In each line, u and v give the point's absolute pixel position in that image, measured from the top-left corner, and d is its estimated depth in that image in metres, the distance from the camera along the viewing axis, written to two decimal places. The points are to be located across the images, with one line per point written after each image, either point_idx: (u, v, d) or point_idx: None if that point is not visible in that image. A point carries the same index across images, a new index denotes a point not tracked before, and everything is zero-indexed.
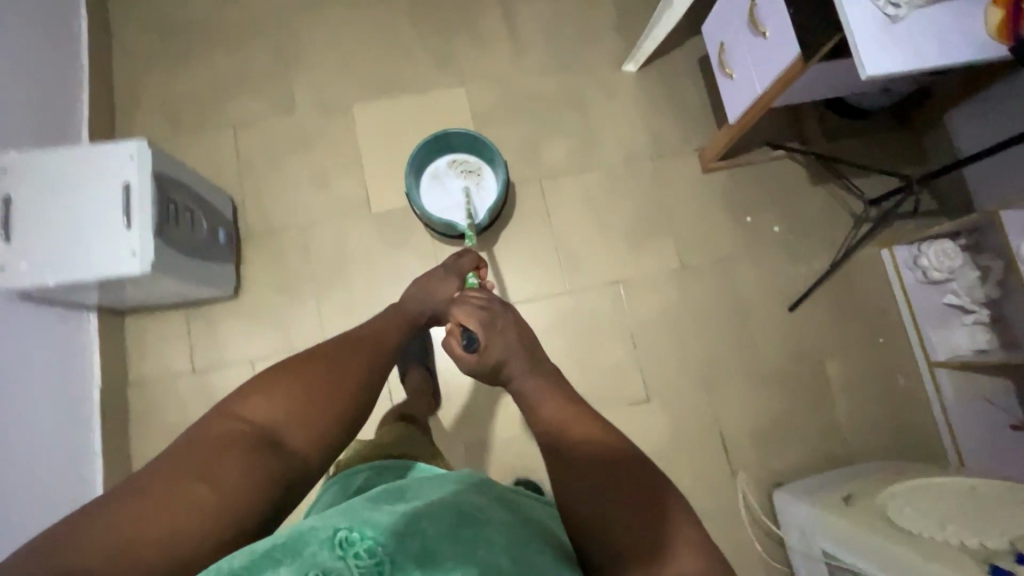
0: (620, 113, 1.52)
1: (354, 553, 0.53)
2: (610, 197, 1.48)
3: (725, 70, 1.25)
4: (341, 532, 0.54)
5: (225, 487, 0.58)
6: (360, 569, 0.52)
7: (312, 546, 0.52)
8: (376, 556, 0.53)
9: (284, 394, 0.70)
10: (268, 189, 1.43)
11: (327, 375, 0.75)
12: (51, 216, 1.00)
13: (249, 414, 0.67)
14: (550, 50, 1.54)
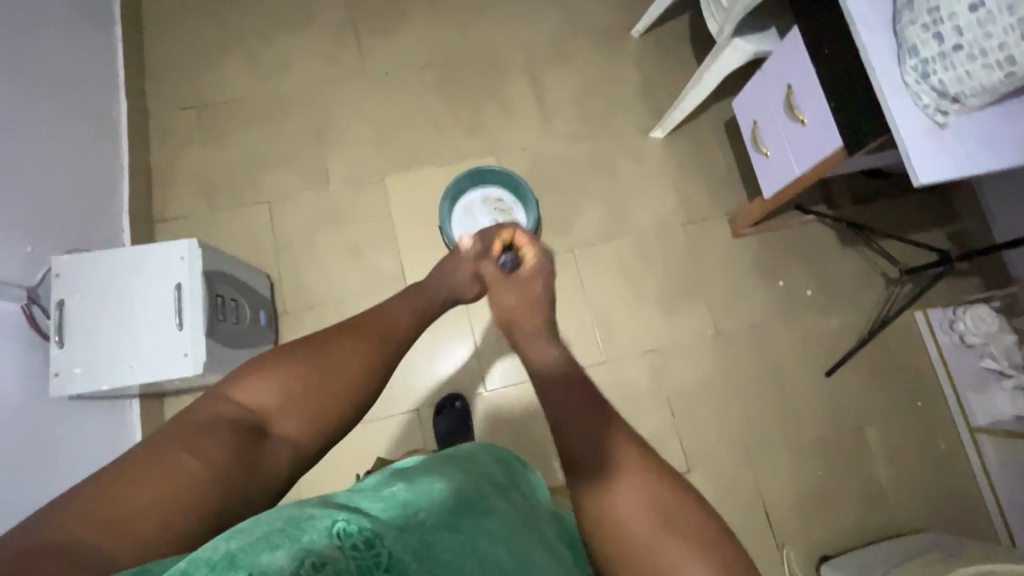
0: (649, 179, 1.54)
1: (352, 543, 0.44)
2: (642, 264, 1.49)
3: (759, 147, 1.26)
4: (340, 522, 0.45)
5: (204, 468, 0.58)
6: (359, 563, 0.43)
7: (310, 533, 0.43)
8: (377, 549, 0.45)
9: (282, 382, 0.68)
10: (304, 264, 1.44)
11: (332, 361, 0.71)
12: (103, 318, 1.01)
13: (245, 397, 0.66)
14: (578, 117, 1.57)
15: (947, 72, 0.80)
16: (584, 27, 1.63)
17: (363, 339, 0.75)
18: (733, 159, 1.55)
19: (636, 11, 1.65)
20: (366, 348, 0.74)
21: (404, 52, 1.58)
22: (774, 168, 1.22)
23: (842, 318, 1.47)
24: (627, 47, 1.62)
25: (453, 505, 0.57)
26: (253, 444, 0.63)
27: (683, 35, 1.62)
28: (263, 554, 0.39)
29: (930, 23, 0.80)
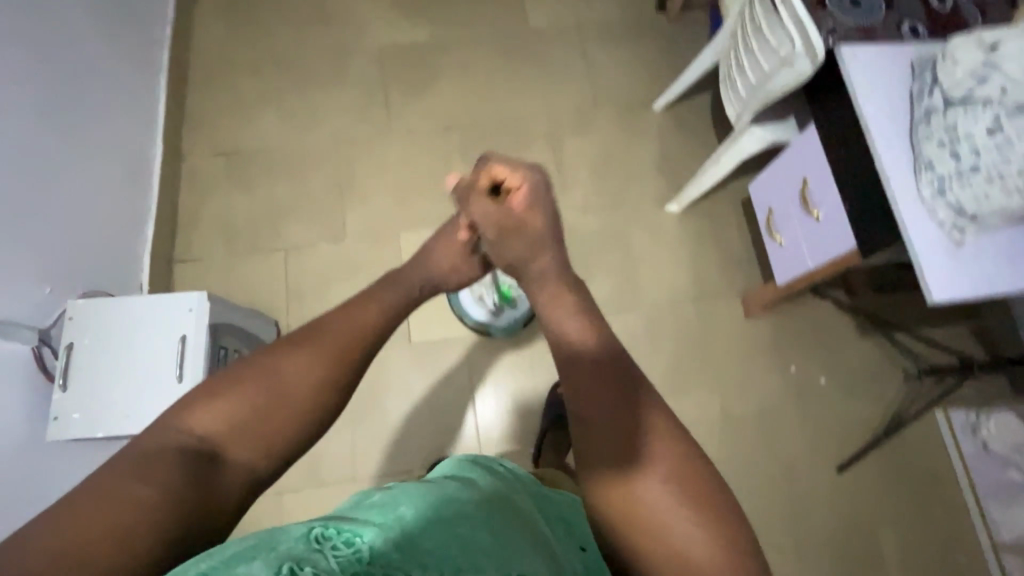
0: (664, 251, 1.54)
1: (331, 545, 0.50)
2: (650, 337, 1.47)
3: (773, 235, 1.25)
4: (317, 529, 0.52)
5: (158, 498, 0.55)
6: (339, 559, 0.49)
7: (287, 542, 0.49)
8: (356, 545, 0.51)
9: (235, 400, 0.65)
10: (312, 313, 1.46)
11: (286, 371, 0.67)
12: (108, 364, 1.03)
13: (195, 425, 0.62)
14: (596, 186, 1.59)
15: (965, 191, 0.79)
16: (607, 98, 1.66)
17: (319, 343, 0.71)
18: (750, 238, 1.54)
19: (659, 85, 1.68)
20: (322, 358, 0.70)
21: (430, 112, 1.64)
22: (787, 256, 1.20)
23: (859, 411, 1.41)
24: (649, 120, 1.65)
25: (433, 499, 0.62)
26: (211, 464, 0.60)
27: (705, 111, 1.65)
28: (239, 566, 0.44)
29: (947, 141, 0.80)
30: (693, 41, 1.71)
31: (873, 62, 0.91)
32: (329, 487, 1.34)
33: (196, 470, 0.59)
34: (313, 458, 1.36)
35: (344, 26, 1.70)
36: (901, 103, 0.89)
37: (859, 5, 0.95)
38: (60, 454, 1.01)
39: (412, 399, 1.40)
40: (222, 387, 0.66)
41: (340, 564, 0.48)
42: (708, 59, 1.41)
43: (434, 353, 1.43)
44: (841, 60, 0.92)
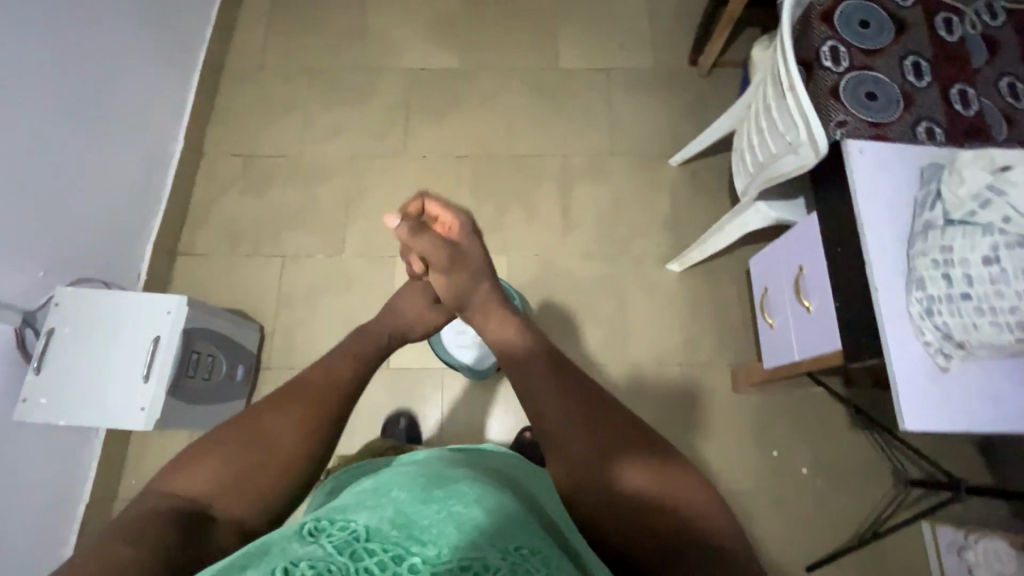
0: (657, 311, 1.50)
1: (326, 534, 0.55)
2: (630, 397, 1.43)
3: (766, 316, 1.20)
4: (308, 524, 0.56)
5: (146, 550, 0.52)
6: (335, 541, 0.54)
7: (281, 543, 0.54)
8: (351, 528, 0.55)
9: (227, 458, 0.62)
10: (298, 324, 1.47)
11: (275, 424, 0.65)
12: (83, 355, 1.05)
13: (179, 486, 0.60)
14: (598, 234, 1.56)
15: (952, 317, 0.74)
16: (624, 147, 1.64)
17: (307, 392, 0.69)
18: (748, 310, 1.48)
19: (679, 141, 1.65)
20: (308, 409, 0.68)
21: (446, 139, 1.65)
22: (776, 341, 1.16)
23: (838, 509, 1.33)
24: (663, 174, 1.62)
25: (427, 482, 0.65)
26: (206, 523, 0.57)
27: (722, 173, 1.61)
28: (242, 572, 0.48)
29: (940, 261, 0.76)
30: (720, 101, 1.68)
31: (878, 161, 0.87)
32: None
33: (192, 531, 0.56)
34: None
35: (377, 44, 1.73)
36: (903, 210, 0.85)
37: (876, 99, 0.91)
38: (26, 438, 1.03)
39: (378, 425, 1.40)
40: (210, 447, 0.63)
41: (336, 547, 0.52)
42: (726, 125, 1.38)
43: (407, 382, 1.43)
44: (847, 153, 0.88)
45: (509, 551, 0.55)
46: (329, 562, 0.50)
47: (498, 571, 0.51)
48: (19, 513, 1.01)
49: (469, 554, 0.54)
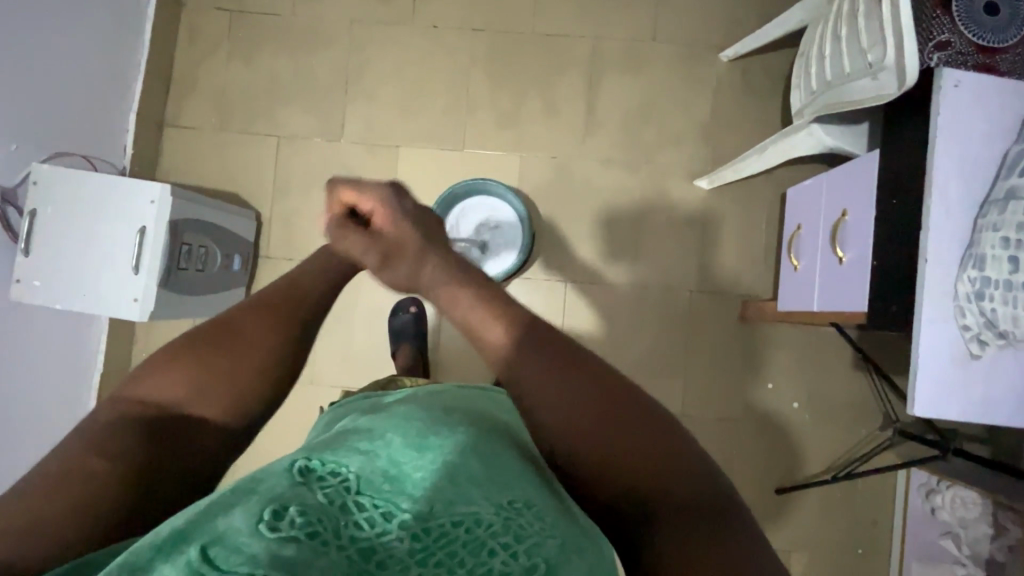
0: (675, 232, 1.40)
1: (317, 477, 0.46)
2: (634, 319, 1.39)
3: (792, 257, 1.10)
4: (300, 461, 0.48)
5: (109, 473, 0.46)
6: (324, 491, 0.45)
7: (268, 482, 0.45)
8: (343, 477, 0.47)
9: (196, 358, 0.55)
10: (295, 212, 1.40)
11: (247, 333, 0.57)
12: (70, 240, 1.02)
13: (141, 397, 0.53)
14: (624, 139, 1.40)
15: (1001, 306, 0.68)
16: (669, 34, 1.40)
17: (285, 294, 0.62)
18: (773, 238, 1.38)
19: (734, 30, 1.39)
20: (282, 317, 0.60)
21: (460, 7, 1.40)
22: (798, 284, 1.07)
23: (820, 442, 1.37)
24: (708, 71, 1.39)
25: (424, 428, 0.56)
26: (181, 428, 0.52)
27: (777, 74, 1.39)
28: (219, 517, 0.40)
29: (1013, 240, 0.67)
30: None
31: (976, 100, 0.71)
32: None
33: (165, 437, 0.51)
34: None
35: None
36: (986, 166, 0.71)
37: (998, 13, 0.72)
38: (33, 323, 1.06)
39: (378, 323, 1.40)
40: (175, 355, 0.55)
41: (327, 498, 0.44)
42: (798, 17, 1.14)
43: None
44: (938, 86, 0.71)
45: (502, 505, 0.47)
46: (321, 519, 0.41)
47: (492, 527, 0.43)
48: (37, 390, 1.08)
49: (461, 510, 0.46)
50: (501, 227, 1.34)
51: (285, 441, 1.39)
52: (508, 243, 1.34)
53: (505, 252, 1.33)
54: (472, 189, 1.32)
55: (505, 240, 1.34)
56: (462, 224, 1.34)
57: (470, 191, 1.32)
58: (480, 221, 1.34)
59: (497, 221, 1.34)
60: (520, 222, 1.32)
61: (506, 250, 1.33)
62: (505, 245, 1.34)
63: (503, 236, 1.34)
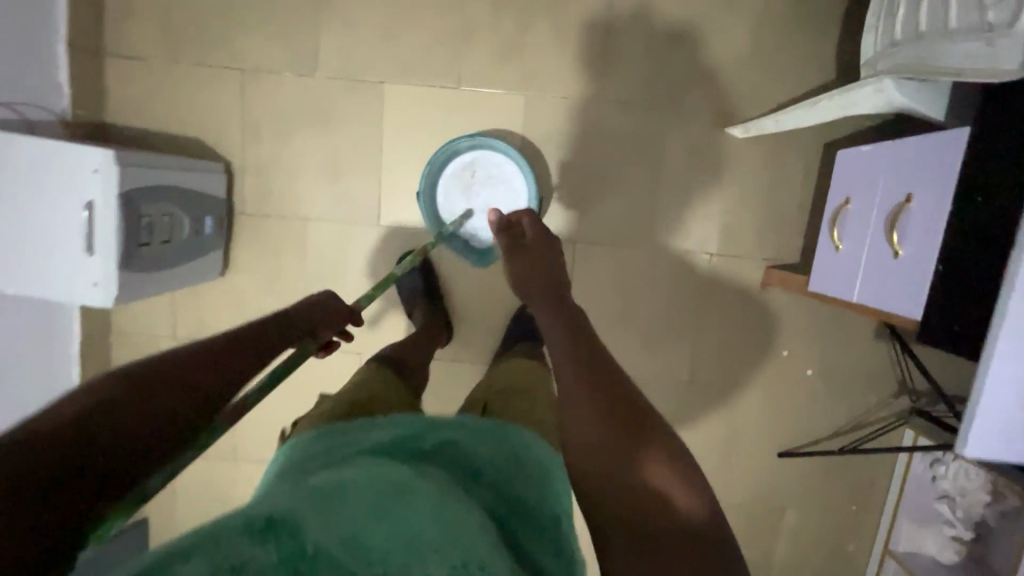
0: (699, 189, 1.25)
1: (277, 535, 0.37)
2: (647, 283, 1.29)
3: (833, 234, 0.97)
4: (263, 514, 0.38)
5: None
6: (277, 556, 0.36)
7: (224, 535, 0.37)
8: (303, 539, 0.37)
9: (141, 387, 0.45)
10: (270, 161, 1.24)
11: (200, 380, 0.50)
12: (10, 218, 0.90)
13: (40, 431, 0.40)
14: (648, 75, 1.19)
15: None
16: None
17: (255, 333, 0.59)
18: (807, 196, 1.24)
19: None
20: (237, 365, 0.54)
21: None
22: (838, 265, 0.95)
23: (830, 408, 1.34)
24: None
25: (411, 481, 0.45)
26: (106, 447, 0.41)
27: None
28: None
29: None
30: None
31: None
32: None
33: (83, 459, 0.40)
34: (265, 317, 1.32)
35: None
36: None
37: None
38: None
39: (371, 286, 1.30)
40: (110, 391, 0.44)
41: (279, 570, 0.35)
42: None
43: (400, 243, 1.28)
44: None
45: None
46: None
47: None
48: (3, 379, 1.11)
49: None
50: (497, 176, 1.18)
51: (282, 403, 1.35)
52: (509, 191, 1.19)
53: (510, 202, 1.19)
54: (449, 151, 1.15)
55: (505, 188, 1.18)
56: (452, 188, 1.19)
57: (448, 154, 1.15)
58: (470, 178, 1.18)
59: (488, 171, 1.18)
60: (524, 176, 1.16)
61: (509, 200, 1.19)
62: (507, 193, 1.19)
63: (503, 185, 1.18)
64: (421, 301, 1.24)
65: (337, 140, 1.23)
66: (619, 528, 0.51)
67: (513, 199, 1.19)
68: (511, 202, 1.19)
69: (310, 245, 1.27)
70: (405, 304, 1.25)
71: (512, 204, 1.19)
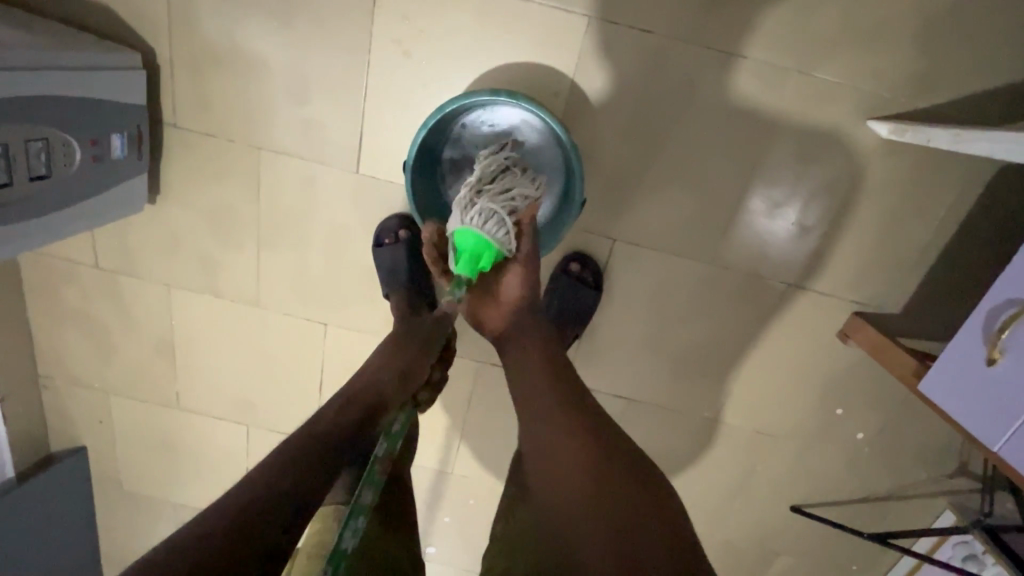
0: (794, 197, 0.91)
1: None
2: (692, 304, 1.01)
3: (993, 350, 0.66)
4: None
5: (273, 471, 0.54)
6: None
7: None
8: None
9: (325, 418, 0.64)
10: (215, 61, 0.88)
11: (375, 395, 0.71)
12: None
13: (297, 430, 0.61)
14: (764, 24, 0.82)
15: None
16: None
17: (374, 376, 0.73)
18: (937, 234, 0.91)
19: None
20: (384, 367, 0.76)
21: None
22: (985, 391, 0.68)
23: (868, 479, 1.13)
24: None
25: None
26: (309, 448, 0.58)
27: None
28: None
29: None
30: None
31: None
32: (223, 305, 1.07)
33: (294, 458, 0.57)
34: (208, 265, 1.04)
35: None
36: None
37: None
38: None
39: (342, 249, 1.01)
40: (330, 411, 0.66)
41: None
42: None
43: (385, 200, 0.97)
44: None
45: None
46: None
47: None
48: None
49: None
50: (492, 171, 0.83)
51: (229, 362, 1.14)
52: (496, 205, 0.78)
53: (498, 230, 0.78)
54: (451, 120, 0.88)
55: (508, 190, 0.81)
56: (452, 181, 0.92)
57: (449, 123, 0.88)
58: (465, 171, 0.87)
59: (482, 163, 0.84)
60: (557, 130, 0.84)
61: (498, 223, 0.78)
62: (489, 214, 0.77)
63: (486, 194, 0.79)
64: (402, 281, 0.98)
65: (310, 44, 0.86)
66: (599, 429, 0.68)
67: (507, 216, 0.78)
68: (515, 212, 0.80)
69: (267, 184, 0.96)
70: (385, 285, 0.98)
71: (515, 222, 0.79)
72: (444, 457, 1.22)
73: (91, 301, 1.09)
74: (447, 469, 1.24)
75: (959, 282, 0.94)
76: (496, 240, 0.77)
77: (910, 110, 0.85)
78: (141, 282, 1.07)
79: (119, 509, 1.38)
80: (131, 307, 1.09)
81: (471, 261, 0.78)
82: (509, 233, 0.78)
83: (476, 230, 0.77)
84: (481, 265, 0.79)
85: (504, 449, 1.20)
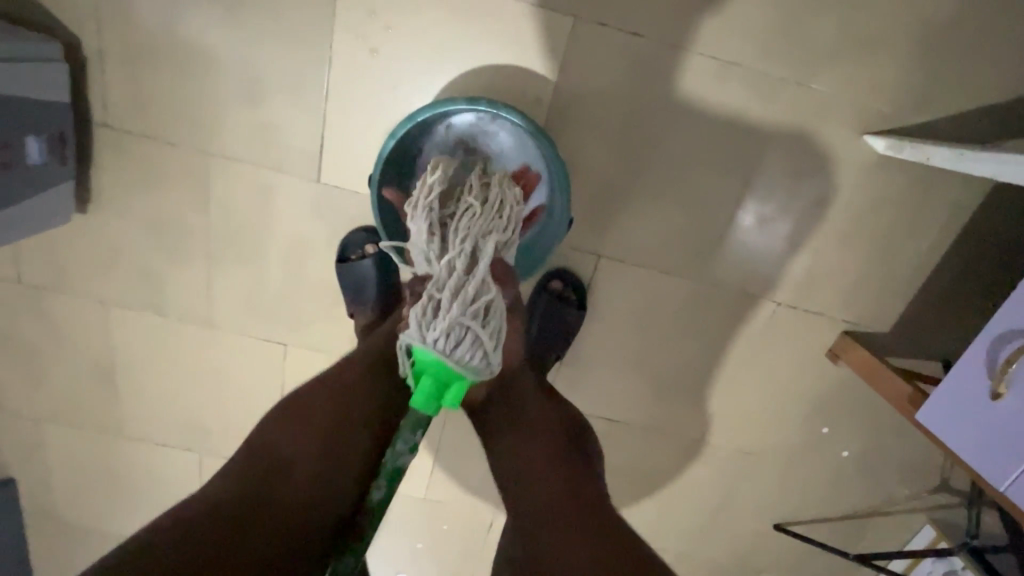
0: (786, 213, 0.87)
1: None
2: (679, 323, 0.96)
3: (998, 384, 0.63)
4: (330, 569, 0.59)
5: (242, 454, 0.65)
6: None
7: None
8: None
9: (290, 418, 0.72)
10: (154, 57, 0.78)
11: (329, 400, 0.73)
12: None
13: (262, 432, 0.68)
14: (760, 31, 0.77)
15: None
16: None
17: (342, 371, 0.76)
18: (928, 252, 0.89)
19: None
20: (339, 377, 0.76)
21: None
22: (986, 424, 0.65)
23: (852, 496, 1.11)
24: None
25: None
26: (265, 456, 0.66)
27: None
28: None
29: None
30: None
31: None
32: (169, 325, 0.97)
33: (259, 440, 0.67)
34: (151, 281, 0.93)
35: None
36: None
37: None
38: None
39: (304, 264, 0.92)
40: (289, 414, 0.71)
41: None
42: None
43: (351, 212, 0.88)
44: None
45: None
46: None
47: None
48: None
49: None
50: (465, 250, 0.61)
51: (179, 386, 1.03)
52: (468, 319, 0.58)
53: (471, 354, 0.58)
54: (415, 137, 0.81)
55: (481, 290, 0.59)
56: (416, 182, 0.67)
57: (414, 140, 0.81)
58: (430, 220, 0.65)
59: (452, 237, 0.63)
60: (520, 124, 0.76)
61: (473, 343, 0.58)
62: (459, 333, 0.58)
63: (456, 301, 0.58)
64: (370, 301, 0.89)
65: (263, 38, 0.77)
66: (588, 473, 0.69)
67: (483, 335, 0.58)
68: (491, 319, 0.60)
69: (217, 192, 0.86)
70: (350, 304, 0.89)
71: (492, 334, 0.60)
72: (417, 483, 1.15)
73: (15, 320, 0.97)
74: (420, 494, 1.16)
75: (948, 301, 0.92)
76: (471, 368, 0.59)
77: (905, 125, 0.81)
78: (73, 300, 0.95)
79: (54, 544, 1.25)
80: (62, 327, 0.98)
81: (435, 392, 0.60)
82: (486, 354, 0.59)
83: (441, 357, 0.58)
84: (447, 397, 0.61)
85: (480, 472, 1.14)
